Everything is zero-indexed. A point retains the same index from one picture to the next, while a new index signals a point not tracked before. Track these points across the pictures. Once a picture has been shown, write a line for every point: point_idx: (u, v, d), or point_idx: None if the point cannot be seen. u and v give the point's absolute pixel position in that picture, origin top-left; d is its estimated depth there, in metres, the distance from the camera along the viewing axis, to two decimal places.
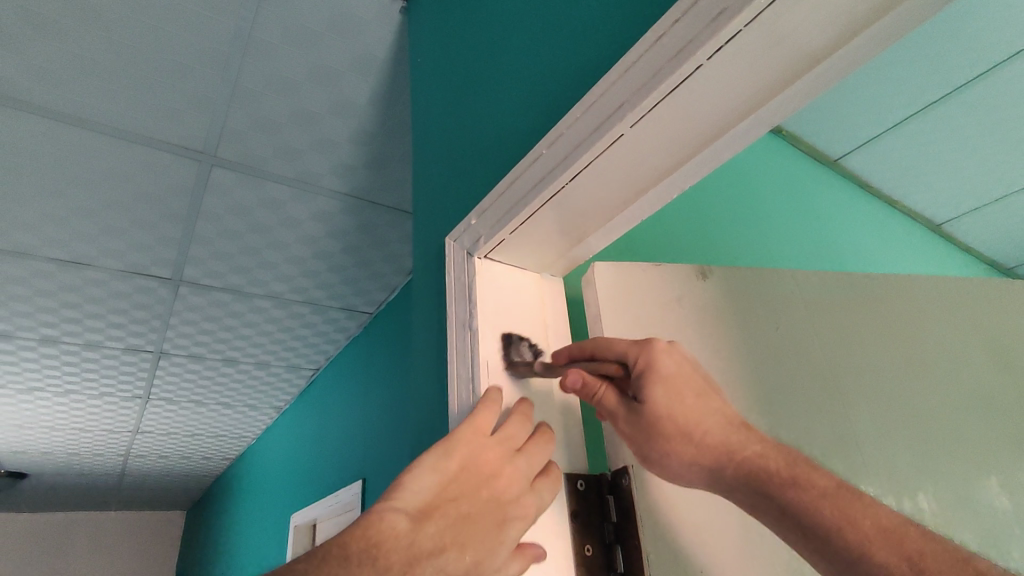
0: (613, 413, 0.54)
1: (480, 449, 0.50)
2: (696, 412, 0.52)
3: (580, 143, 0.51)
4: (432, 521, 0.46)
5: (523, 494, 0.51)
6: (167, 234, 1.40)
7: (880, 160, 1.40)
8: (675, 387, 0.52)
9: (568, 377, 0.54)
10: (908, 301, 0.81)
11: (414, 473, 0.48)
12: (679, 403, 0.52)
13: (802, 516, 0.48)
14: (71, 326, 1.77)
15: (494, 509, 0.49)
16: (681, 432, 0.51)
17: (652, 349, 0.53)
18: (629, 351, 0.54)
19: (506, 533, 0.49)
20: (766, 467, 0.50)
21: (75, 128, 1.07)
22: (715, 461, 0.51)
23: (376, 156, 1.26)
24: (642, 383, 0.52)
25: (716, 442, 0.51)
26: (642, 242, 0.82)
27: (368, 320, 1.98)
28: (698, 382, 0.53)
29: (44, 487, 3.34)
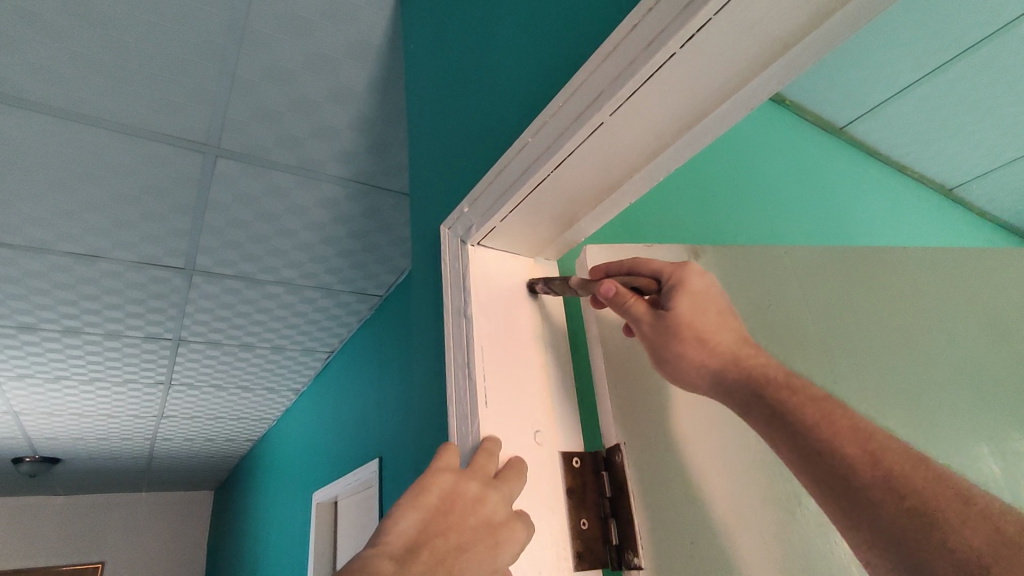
0: (637, 318, 0.56)
1: (454, 484, 0.51)
2: (710, 325, 0.56)
3: (563, 131, 0.52)
4: (416, 559, 0.46)
5: (510, 519, 0.51)
6: (177, 225, 1.43)
7: (888, 127, 1.38)
8: (700, 303, 0.56)
9: (602, 285, 0.55)
10: (904, 275, 0.82)
11: (390, 523, 0.48)
12: (702, 311, 0.56)
13: (789, 415, 0.50)
14: (91, 317, 1.83)
15: (483, 537, 0.49)
16: (693, 337, 0.55)
17: (689, 267, 0.57)
18: (663, 269, 0.58)
19: (502, 559, 0.49)
20: (769, 374, 0.53)
21: (82, 124, 1.09)
22: (723, 362, 0.55)
23: (376, 141, 1.26)
24: (672, 292, 0.56)
25: (727, 351, 0.55)
26: (640, 221, 0.83)
27: (378, 303, 2.01)
28: (720, 306, 0.57)
29: (77, 471, 3.47)
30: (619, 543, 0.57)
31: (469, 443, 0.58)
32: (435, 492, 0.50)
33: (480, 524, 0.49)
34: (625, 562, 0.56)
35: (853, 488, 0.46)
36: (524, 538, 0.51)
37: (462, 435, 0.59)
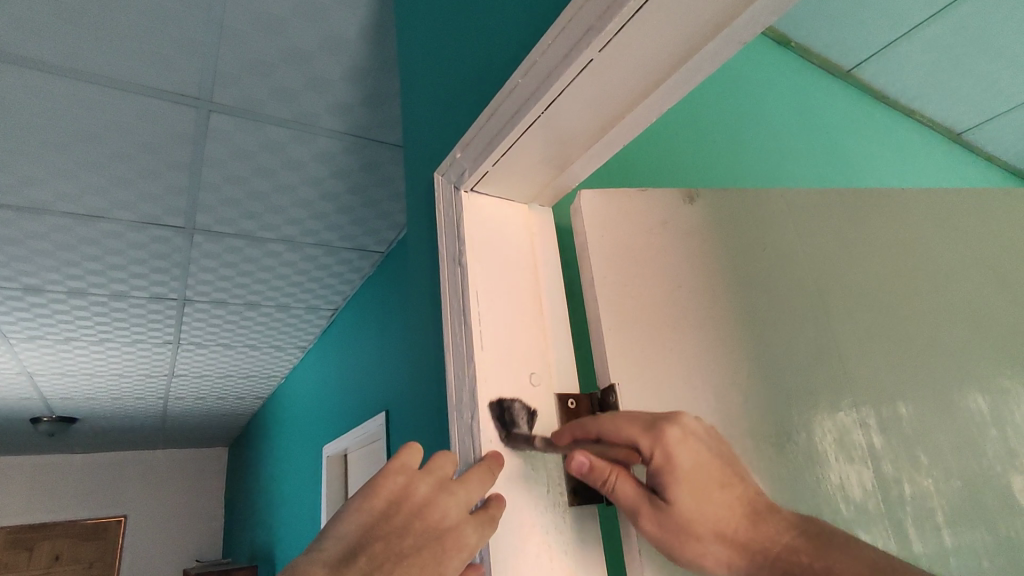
0: (633, 509, 0.51)
1: (404, 485, 0.51)
2: (716, 506, 0.53)
3: (552, 71, 0.51)
4: (351, 567, 0.46)
5: (461, 523, 0.50)
6: (175, 183, 1.42)
7: (895, 69, 1.34)
8: (695, 483, 0.52)
9: (575, 464, 0.51)
10: (901, 218, 0.81)
11: (333, 529, 0.49)
12: (704, 500, 0.52)
13: None
14: (95, 278, 1.84)
15: (426, 543, 0.49)
16: (711, 537, 0.52)
17: (668, 441, 0.51)
18: (640, 439, 0.51)
19: (445, 565, 0.49)
20: (797, 560, 0.54)
21: (71, 80, 1.07)
22: (751, 559, 0.54)
23: (371, 92, 1.24)
24: (665, 481, 0.51)
25: (747, 540, 0.54)
26: (638, 167, 0.82)
27: (380, 259, 2.01)
28: (718, 473, 0.53)
29: (94, 429, 3.57)
30: None
31: (465, 387, 0.59)
32: (382, 496, 0.51)
33: (424, 529, 0.50)
34: (618, 497, 0.58)
35: None
36: (476, 543, 0.50)
37: (459, 380, 0.60)
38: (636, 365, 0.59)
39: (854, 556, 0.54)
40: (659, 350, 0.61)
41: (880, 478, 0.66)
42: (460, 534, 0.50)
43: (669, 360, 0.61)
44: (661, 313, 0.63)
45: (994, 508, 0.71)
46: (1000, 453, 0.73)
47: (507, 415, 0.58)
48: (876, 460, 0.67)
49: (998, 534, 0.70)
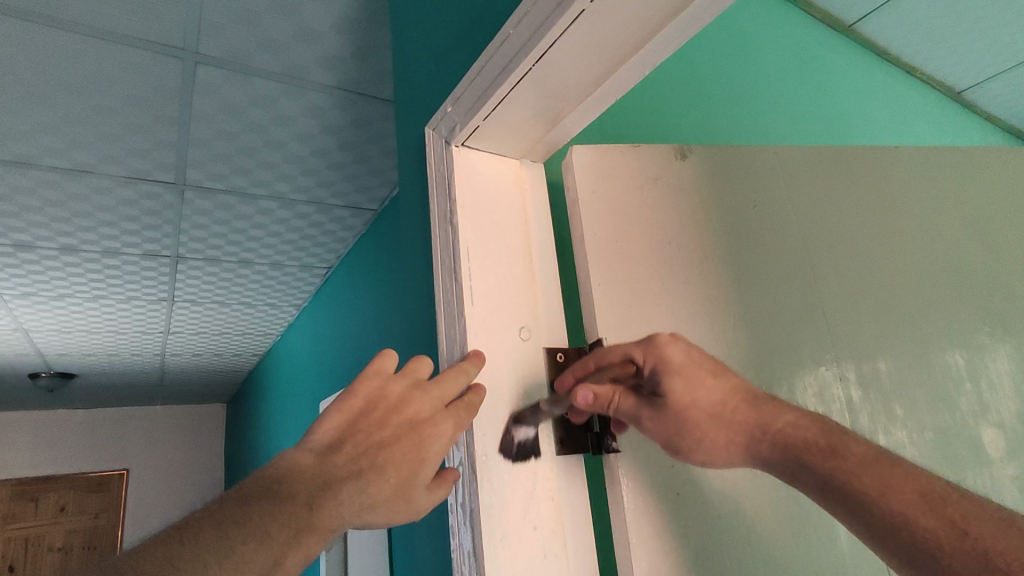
0: (635, 416, 0.55)
1: (380, 387, 0.54)
2: (710, 394, 0.56)
3: (544, 21, 0.50)
4: (340, 451, 0.50)
5: (436, 414, 0.53)
6: (163, 138, 1.40)
7: (898, 25, 1.31)
8: (689, 375, 0.55)
9: (579, 397, 0.53)
10: (891, 174, 0.82)
11: (316, 427, 0.52)
12: (694, 385, 0.55)
13: (841, 490, 0.51)
14: (86, 234, 1.82)
15: (406, 433, 0.52)
16: (707, 419, 0.55)
17: (657, 344, 0.55)
18: (633, 351, 0.56)
19: (426, 451, 0.52)
20: (802, 438, 0.53)
21: (49, 28, 1.04)
22: (749, 435, 0.55)
23: (362, 44, 1.21)
24: (660, 379, 0.55)
25: (744, 418, 0.55)
26: (631, 124, 0.81)
27: (373, 217, 2.00)
28: (710, 364, 0.56)
29: (92, 386, 3.60)
30: (599, 430, 0.61)
31: (457, 343, 0.60)
32: (358, 398, 0.53)
33: (402, 422, 0.52)
34: (603, 447, 0.60)
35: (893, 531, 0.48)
36: (452, 432, 0.53)
37: (450, 335, 0.61)
38: (622, 319, 0.60)
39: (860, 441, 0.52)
40: (648, 307, 0.62)
41: (858, 430, 0.69)
42: (435, 428, 0.53)
43: (657, 315, 0.62)
44: (648, 269, 0.64)
45: (964, 458, 0.74)
46: (974, 406, 0.76)
47: (496, 367, 0.59)
48: (854, 413, 0.69)
49: (968, 483, 0.73)
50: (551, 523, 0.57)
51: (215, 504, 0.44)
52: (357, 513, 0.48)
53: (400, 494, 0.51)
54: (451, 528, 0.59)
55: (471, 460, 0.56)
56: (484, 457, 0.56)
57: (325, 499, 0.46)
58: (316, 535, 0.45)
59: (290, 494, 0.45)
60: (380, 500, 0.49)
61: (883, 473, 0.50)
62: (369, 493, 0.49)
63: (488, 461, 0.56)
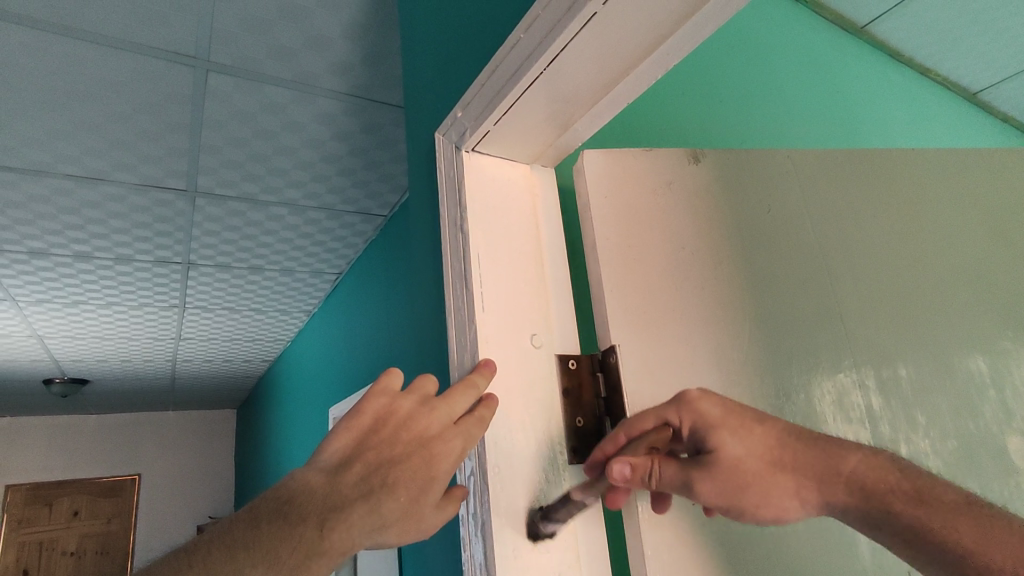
0: (684, 484, 0.53)
1: (387, 404, 0.54)
2: (753, 451, 0.56)
3: (555, 24, 0.49)
4: (349, 471, 0.49)
5: (445, 431, 0.52)
6: (175, 146, 1.41)
7: (913, 25, 1.29)
8: (732, 427, 0.56)
9: (616, 471, 0.49)
10: (908, 178, 0.80)
11: (327, 445, 0.52)
12: (741, 443, 0.55)
13: (906, 532, 0.54)
14: (99, 241, 1.84)
15: (416, 450, 0.51)
16: (764, 473, 0.56)
17: (693, 401, 0.55)
18: (668, 413, 0.55)
19: (436, 469, 0.51)
20: (874, 483, 0.56)
21: (64, 38, 1.05)
22: (810, 491, 0.57)
23: (372, 50, 1.21)
24: (705, 442, 0.55)
25: (801, 472, 0.57)
26: (642, 128, 0.80)
27: (383, 223, 2.00)
28: (740, 413, 0.57)
29: (105, 391, 3.63)
30: None
31: (468, 350, 0.59)
32: (367, 414, 0.53)
33: (412, 439, 0.51)
34: None
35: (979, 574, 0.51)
36: (462, 449, 0.52)
37: (461, 343, 0.61)
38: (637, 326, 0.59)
39: (909, 472, 0.56)
40: (662, 313, 0.61)
41: (878, 438, 0.67)
42: (444, 445, 0.52)
43: (673, 322, 0.61)
44: (662, 276, 0.63)
45: (988, 467, 0.72)
46: (999, 414, 0.74)
47: (507, 374, 0.59)
48: (874, 421, 0.68)
49: (993, 492, 0.71)
50: (564, 534, 0.56)
51: (229, 527, 0.46)
52: (366, 534, 0.48)
53: (410, 513, 0.49)
54: (462, 538, 0.58)
55: (482, 469, 0.55)
56: (497, 467, 0.55)
57: (335, 522, 0.47)
58: (325, 559, 0.46)
59: (300, 516, 0.46)
60: (389, 520, 0.48)
61: (934, 505, 0.54)
62: (378, 513, 0.48)
63: (501, 470, 0.55)
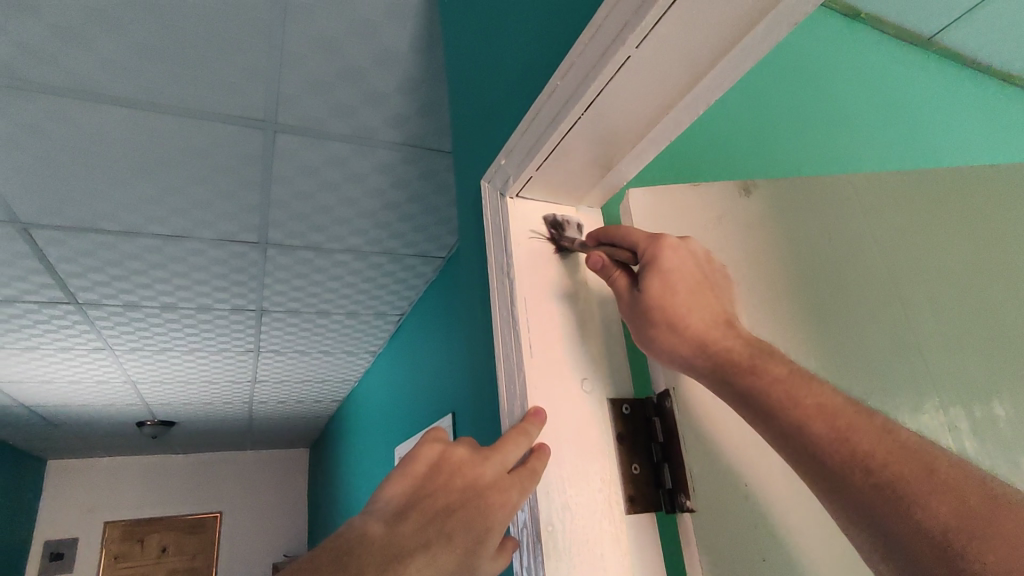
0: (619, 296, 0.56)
1: (441, 453, 0.54)
2: (686, 306, 0.52)
3: (591, 70, 0.50)
4: (407, 521, 0.49)
5: (500, 480, 0.52)
6: (248, 202, 1.51)
7: (984, 32, 1.22)
8: (673, 281, 0.52)
9: (590, 256, 0.57)
10: (988, 201, 0.75)
11: (381, 493, 0.51)
12: (671, 293, 0.52)
13: (757, 401, 0.49)
14: (183, 293, 1.98)
15: (472, 500, 0.50)
16: (665, 326, 0.52)
17: (661, 243, 0.53)
18: (640, 243, 0.54)
19: (491, 519, 0.50)
20: (733, 356, 0.50)
21: (152, 112, 1.16)
22: (691, 350, 0.51)
23: (425, 101, 1.26)
24: (644, 274, 0.53)
25: (697, 333, 0.51)
26: (690, 162, 0.79)
27: (441, 264, 2.05)
28: (696, 279, 0.53)
29: (190, 432, 3.84)
30: (672, 487, 0.57)
31: (518, 397, 0.59)
32: (421, 462, 0.53)
33: (467, 487, 0.51)
34: (677, 506, 0.56)
35: (810, 456, 0.46)
36: (517, 500, 0.51)
37: (511, 390, 0.60)
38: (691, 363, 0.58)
39: (788, 360, 0.49)
40: None
41: None
42: (500, 495, 0.51)
43: None
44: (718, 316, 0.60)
45: None
46: None
47: (559, 421, 0.57)
48: None
49: None
50: None
51: None
52: None
53: (466, 566, 0.48)
54: None
55: (536, 522, 0.54)
56: (550, 522, 0.53)
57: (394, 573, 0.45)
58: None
59: (359, 567, 0.45)
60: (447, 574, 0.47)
61: (801, 388, 0.48)
62: (437, 565, 0.47)
63: (552, 523, 0.53)
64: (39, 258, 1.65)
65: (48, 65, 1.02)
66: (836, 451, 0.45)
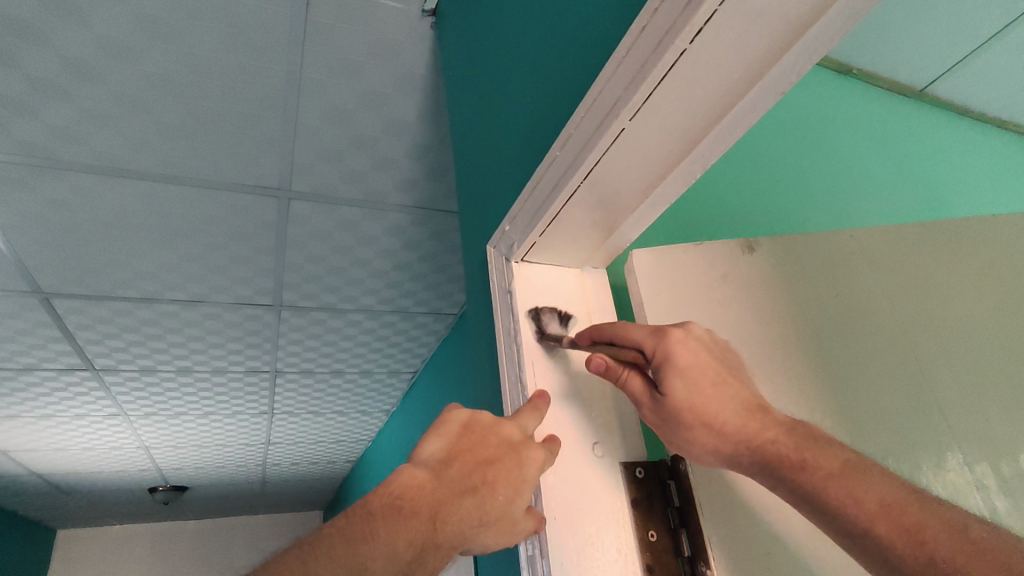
0: (637, 399, 0.54)
1: (471, 415, 0.56)
2: (712, 402, 0.50)
3: (587, 141, 0.52)
4: (450, 468, 0.51)
5: (528, 441, 0.53)
6: (262, 266, 1.54)
7: (975, 84, 1.25)
8: (694, 379, 0.50)
9: (593, 364, 0.55)
10: (995, 250, 0.75)
11: (420, 450, 0.53)
12: (697, 393, 0.50)
13: (813, 501, 0.46)
14: (198, 356, 1.99)
15: (507, 452, 0.52)
16: (698, 425, 0.50)
17: (669, 341, 0.50)
18: (644, 342, 0.52)
19: (527, 471, 0.52)
20: (779, 452, 0.48)
21: (172, 184, 1.20)
22: (734, 448, 0.50)
23: (434, 166, 1.30)
24: (661, 375, 0.51)
25: (736, 432, 0.49)
26: (692, 219, 0.80)
27: (453, 321, 2.06)
28: (714, 371, 0.51)
29: (202, 497, 3.79)
30: (691, 554, 0.55)
31: None
32: (455, 421, 0.55)
33: (502, 443, 0.53)
34: (698, 575, 0.54)
35: (879, 560, 0.43)
36: (547, 457, 0.53)
37: None
38: None
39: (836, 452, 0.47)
40: None
41: None
42: (533, 450, 0.53)
43: None
44: None
45: None
46: None
47: (570, 489, 0.56)
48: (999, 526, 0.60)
49: None
50: None
51: (340, 520, 0.46)
52: (473, 528, 0.49)
53: (507, 514, 0.51)
54: None
55: None
56: None
57: (445, 515, 0.48)
58: (437, 553, 0.47)
59: (411, 510, 0.47)
60: (492, 518, 0.50)
61: (856, 486, 0.45)
62: (483, 509, 0.50)
63: None
64: (60, 326, 1.68)
65: (78, 146, 1.07)
66: (911, 554, 0.42)
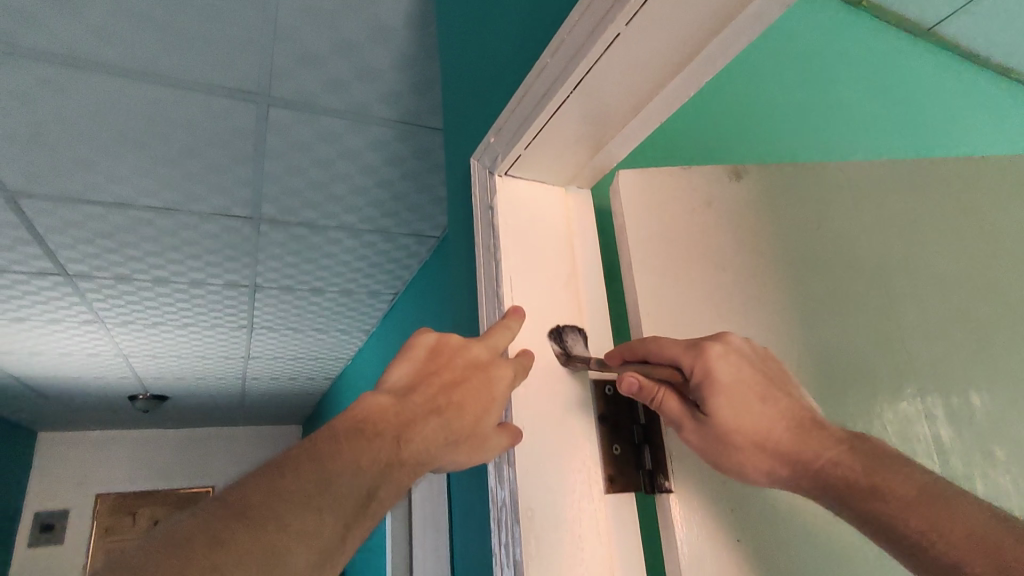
0: (678, 423, 0.51)
1: (438, 337, 0.55)
2: (760, 420, 0.50)
3: (579, 47, 0.49)
4: (416, 392, 0.51)
5: (495, 361, 0.55)
6: (240, 176, 1.50)
7: (986, 24, 1.20)
8: (739, 398, 0.49)
9: (624, 383, 0.51)
10: (977, 192, 0.75)
11: (385, 375, 0.52)
12: (744, 412, 0.49)
13: (882, 528, 0.46)
14: (175, 266, 1.97)
15: (473, 373, 0.53)
16: (752, 449, 0.49)
17: (708, 356, 0.49)
18: (680, 358, 0.50)
19: (495, 391, 0.53)
20: (845, 476, 0.48)
21: (142, 82, 1.14)
22: (794, 470, 0.49)
23: (420, 78, 1.24)
24: (703, 394, 0.49)
25: (791, 451, 0.49)
26: (681, 145, 0.79)
27: (435, 244, 2.04)
28: (759, 386, 0.50)
29: (182, 407, 3.85)
30: (652, 468, 0.57)
31: None
32: (421, 346, 0.54)
33: (469, 364, 0.53)
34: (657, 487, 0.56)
35: None
36: (515, 376, 0.55)
37: None
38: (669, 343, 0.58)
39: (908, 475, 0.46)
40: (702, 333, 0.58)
41: (949, 472, 0.63)
42: (503, 370, 0.54)
43: None
44: (701, 304, 0.60)
45: None
46: None
47: (539, 402, 0.58)
48: (943, 454, 0.63)
49: None
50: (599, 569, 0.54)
51: (303, 442, 0.43)
52: (440, 447, 0.49)
53: (473, 434, 0.52)
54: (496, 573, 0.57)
55: (514, 499, 0.55)
56: (529, 503, 0.54)
57: (411, 436, 0.47)
58: (404, 471, 0.46)
59: (378, 432, 0.46)
60: (459, 437, 0.51)
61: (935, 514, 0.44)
62: (450, 428, 0.50)
63: (532, 507, 0.54)
64: (28, 228, 1.63)
65: (38, 32, 1.00)
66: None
